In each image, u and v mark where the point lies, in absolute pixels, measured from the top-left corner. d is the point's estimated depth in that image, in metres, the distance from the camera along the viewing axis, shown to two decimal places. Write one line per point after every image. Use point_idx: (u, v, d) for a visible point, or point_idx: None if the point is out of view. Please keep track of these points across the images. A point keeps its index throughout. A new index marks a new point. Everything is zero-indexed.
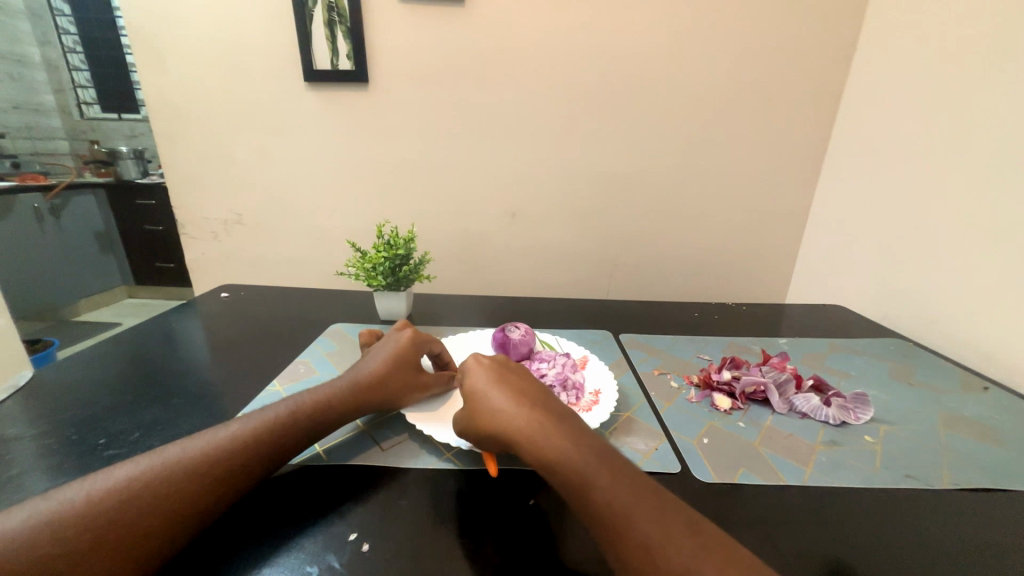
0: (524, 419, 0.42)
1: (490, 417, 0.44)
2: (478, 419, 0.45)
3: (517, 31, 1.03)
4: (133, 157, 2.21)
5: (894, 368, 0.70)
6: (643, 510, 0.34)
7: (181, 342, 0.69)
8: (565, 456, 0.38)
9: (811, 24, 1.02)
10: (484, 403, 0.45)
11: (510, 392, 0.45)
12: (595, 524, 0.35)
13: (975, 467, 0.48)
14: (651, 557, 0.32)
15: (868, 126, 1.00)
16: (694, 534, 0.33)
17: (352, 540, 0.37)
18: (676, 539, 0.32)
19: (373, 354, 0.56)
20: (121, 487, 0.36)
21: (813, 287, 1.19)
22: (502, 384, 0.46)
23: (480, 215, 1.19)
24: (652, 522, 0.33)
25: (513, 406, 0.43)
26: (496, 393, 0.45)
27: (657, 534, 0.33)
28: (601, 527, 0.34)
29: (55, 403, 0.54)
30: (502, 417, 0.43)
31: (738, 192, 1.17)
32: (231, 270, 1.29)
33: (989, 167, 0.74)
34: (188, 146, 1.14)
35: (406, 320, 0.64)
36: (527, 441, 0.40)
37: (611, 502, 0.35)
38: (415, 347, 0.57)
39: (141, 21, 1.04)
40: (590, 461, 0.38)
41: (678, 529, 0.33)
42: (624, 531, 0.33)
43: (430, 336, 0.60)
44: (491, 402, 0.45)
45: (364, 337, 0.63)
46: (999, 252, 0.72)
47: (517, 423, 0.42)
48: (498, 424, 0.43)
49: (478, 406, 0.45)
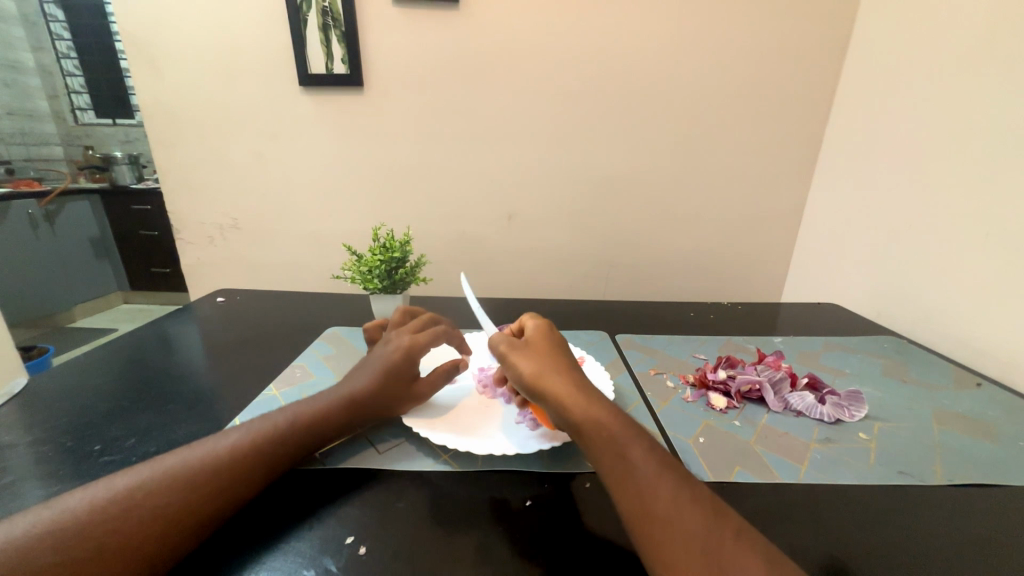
0: (570, 383, 0.43)
1: (528, 370, 0.45)
2: (513, 366, 0.46)
3: (511, 34, 1.04)
4: (128, 162, 2.23)
5: (888, 366, 0.70)
6: (668, 486, 0.36)
7: (177, 347, 0.69)
8: (603, 425, 0.40)
9: (803, 25, 1.03)
10: (526, 356, 0.47)
11: (555, 356, 0.47)
12: (619, 486, 0.37)
13: (969, 462, 0.49)
14: (669, 528, 0.33)
15: (861, 125, 1.01)
16: (715, 516, 0.34)
17: (348, 543, 0.37)
18: (699, 518, 0.34)
19: (369, 361, 0.53)
20: (122, 497, 0.36)
21: (808, 286, 1.19)
22: (554, 352, 0.47)
23: (475, 217, 1.20)
24: (677, 496, 0.35)
25: (561, 371, 0.45)
26: (540, 352, 0.47)
27: (679, 509, 0.34)
28: (625, 491, 0.37)
29: (49, 410, 0.53)
30: (543, 370, 0.45)
31: (733, 192, 1.17)
32: (226, 274, 1.28)
33: (983, 163, 0.74)
34: (183, 151, 1.14)
35: (401, 312, 0.62)
36: (568, 402, 0.42)
37: (638, 471, 0.37)
38: (410, 355, 0.53)
39: (135, 26, 1.04)
40: (624, 435, 0.39)
41: (702, 509, 0.34)
42: (647, 501, 0.35)
43: (431, 337, 0.56)
44: (532, 358, 0.47)
45: (367, 327, 0.62)
46: (994, 248, 0.72)
47: (561, 387, 0.43)
48: (541, 383, 0.44)
49: (518, 358, 0.47)
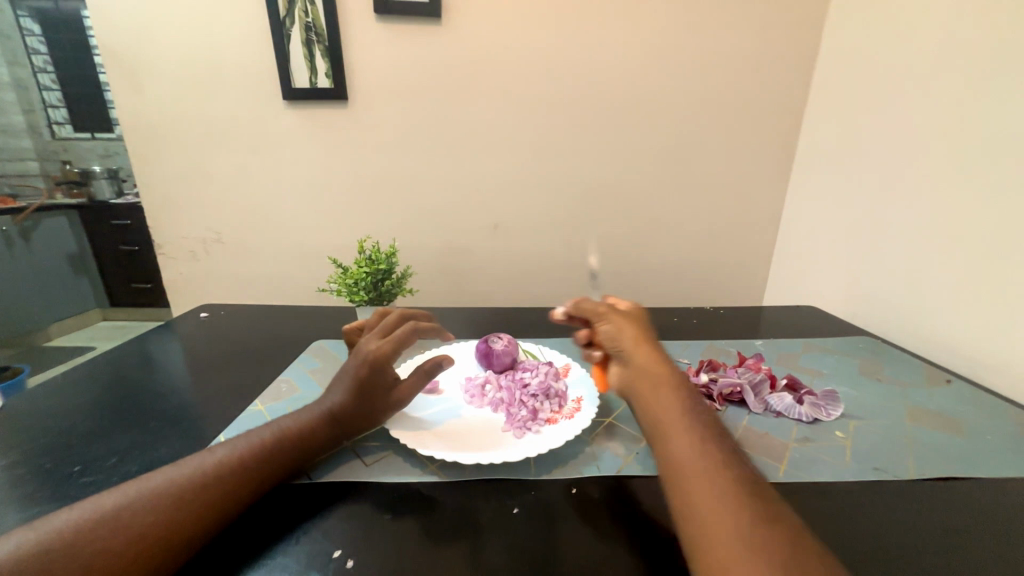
0: (651, 355, 0.45)
1: (620, 331, 0.47)
2: (609, 323, 0.48)
3: (493, 49, 1.06)
4: (107, 177, 2.18)
5: (863, 365, 0.73)
6: (714, 466, 0.35)
7: (160, 364, 0.68)
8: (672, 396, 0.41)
9: (773, 39, 1.07)
10: (621, 319, 0.48)
11: (646, 330, 0.48)
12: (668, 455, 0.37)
13: (939, 455, 0.51)
14: (701, 495, 0.34)
15: (832, 134, 1.05)
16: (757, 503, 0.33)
17: (336, 556, 0.37)
18: (735, 497, 0.33)
19: (343, 371, 0.52)
20: (108, 517, 0.36)
21: (788, 290, 1.22)
22: (645, 326, 0.49)
23: (461, 227, 1.20)
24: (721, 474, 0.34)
25: (644, 342, 0.46)
26: (633, 321, 0.49)
27: (717, 490, 0.33)
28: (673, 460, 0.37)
29: (25, 433, 0.52)
30: (631, 337, 0.46)
31: (713, 199, 1.20)
32: (209, 289, 1.26)
33: (950, 169, 0.78)
34: (164, 165, 1.13)
35: (381, 311, 0.61)
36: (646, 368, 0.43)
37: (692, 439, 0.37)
38: (376, 368, 0.51)
39: (114, 41, 1.03)
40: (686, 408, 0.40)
41: (741, 491, 0.33)
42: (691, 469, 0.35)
43: (398, 343, 0.53)
44: (625, 324, 0.48)
45: (347, 327, 0.62)
46: (960, 251, 0.76)
47: (643, 354, 0.44)
48: (628, 343, 0.46)
49: (613, 320, 0.48)
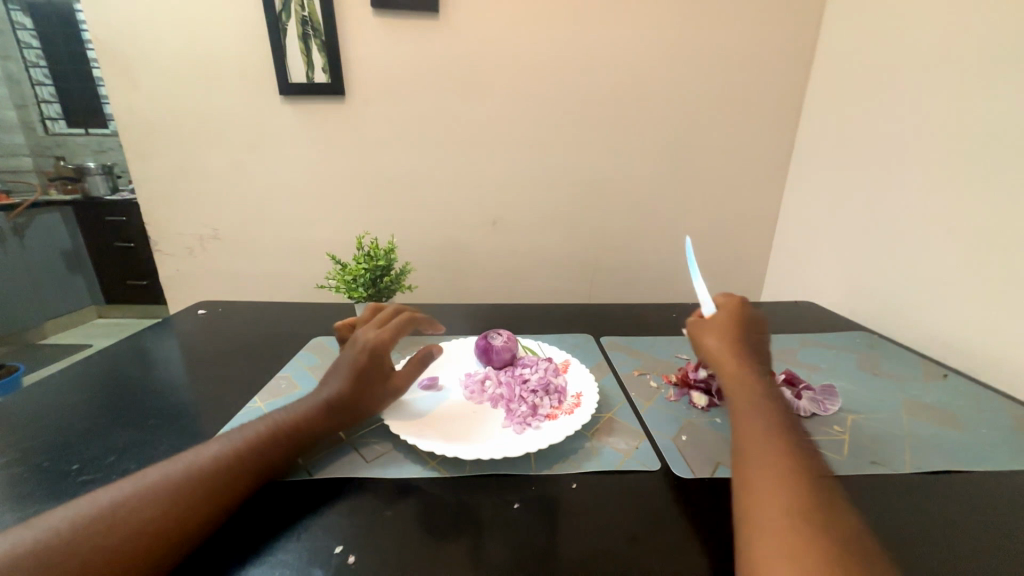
0: (735, 363, 0.49)
1: (710, 342, 0.52)
2: (700, 335, 0.54)
3: (491, 43, 1.05)
4: (102, 172, 2.16)
5: (861, 359, 0.73)
6: (773, 455, 0.39)
7: (158, 361, 0.68)
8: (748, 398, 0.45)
9: (772, 34, 1.07)
10: (712, 330, 0.54)
11: (738, 338, 0.52)
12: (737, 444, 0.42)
13: (935, 449, 0.51)
14: (756, 476, 0.38)
15: (830, 130, 1.05)
16: (814, 498, 0.35)
17: (338, 552, 0.37)
18: (790, 483, 0.36)
19: (341, 360, 0.54)
20: (105, 514, 0.35)
21: (786, 285, 1.23)
22: (738, 334, 0.53)
23: (459, 223, 1.20)
24: (783, 470, 0.37)
25: (729, 350, 0.51)
26: (724, 330, 0.53)
27: (770, 473, 0.37)
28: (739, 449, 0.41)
29: (23, 431, 0.51)
30: (720, 347, 0.51)
31: (711, 195, 1.20)
32: (206, 285, 1.25)
33: (947, 165, 0.78)
34: (159, 161, 1.12)
35: (374, 304, 0.63)
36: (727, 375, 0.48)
37: (761, 443, 0.40)
38: (375, 355, 0.53)
39: (108, 35, 1.01)
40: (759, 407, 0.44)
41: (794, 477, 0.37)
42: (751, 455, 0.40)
43: (395, 332, 0.56)
44: (716, 334, 0.53)
45: (336, 326, 0.60)
46: (956, 246, 0.76)
47: (725, 363, 0.49)
48: (713, 353, 0.51)
49: (705, 332, 0.54)
